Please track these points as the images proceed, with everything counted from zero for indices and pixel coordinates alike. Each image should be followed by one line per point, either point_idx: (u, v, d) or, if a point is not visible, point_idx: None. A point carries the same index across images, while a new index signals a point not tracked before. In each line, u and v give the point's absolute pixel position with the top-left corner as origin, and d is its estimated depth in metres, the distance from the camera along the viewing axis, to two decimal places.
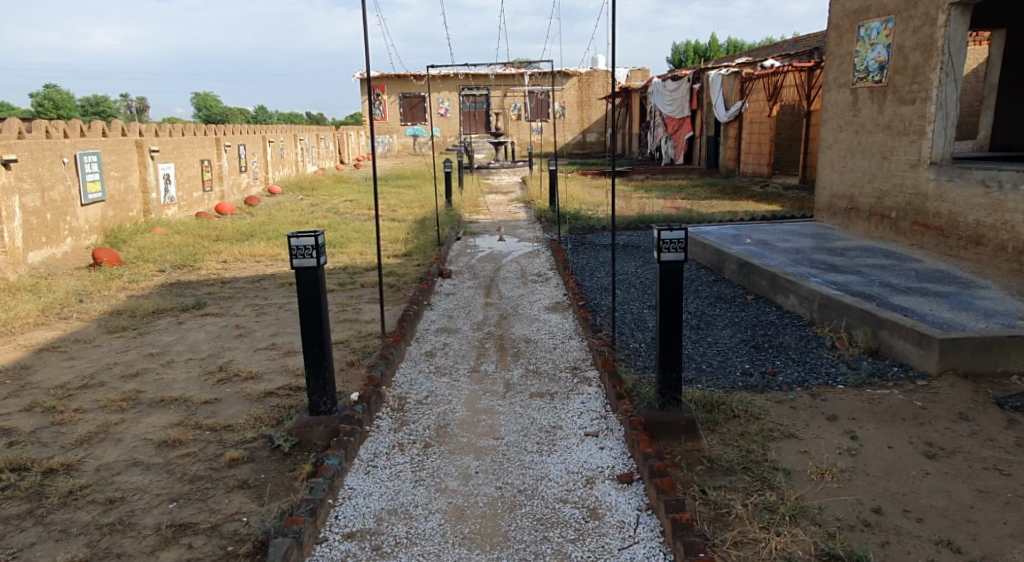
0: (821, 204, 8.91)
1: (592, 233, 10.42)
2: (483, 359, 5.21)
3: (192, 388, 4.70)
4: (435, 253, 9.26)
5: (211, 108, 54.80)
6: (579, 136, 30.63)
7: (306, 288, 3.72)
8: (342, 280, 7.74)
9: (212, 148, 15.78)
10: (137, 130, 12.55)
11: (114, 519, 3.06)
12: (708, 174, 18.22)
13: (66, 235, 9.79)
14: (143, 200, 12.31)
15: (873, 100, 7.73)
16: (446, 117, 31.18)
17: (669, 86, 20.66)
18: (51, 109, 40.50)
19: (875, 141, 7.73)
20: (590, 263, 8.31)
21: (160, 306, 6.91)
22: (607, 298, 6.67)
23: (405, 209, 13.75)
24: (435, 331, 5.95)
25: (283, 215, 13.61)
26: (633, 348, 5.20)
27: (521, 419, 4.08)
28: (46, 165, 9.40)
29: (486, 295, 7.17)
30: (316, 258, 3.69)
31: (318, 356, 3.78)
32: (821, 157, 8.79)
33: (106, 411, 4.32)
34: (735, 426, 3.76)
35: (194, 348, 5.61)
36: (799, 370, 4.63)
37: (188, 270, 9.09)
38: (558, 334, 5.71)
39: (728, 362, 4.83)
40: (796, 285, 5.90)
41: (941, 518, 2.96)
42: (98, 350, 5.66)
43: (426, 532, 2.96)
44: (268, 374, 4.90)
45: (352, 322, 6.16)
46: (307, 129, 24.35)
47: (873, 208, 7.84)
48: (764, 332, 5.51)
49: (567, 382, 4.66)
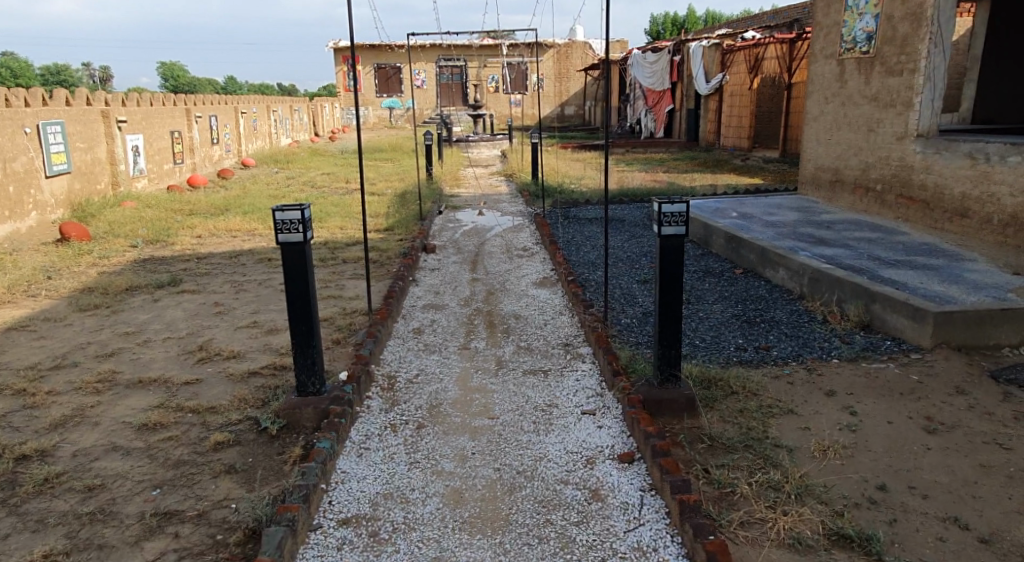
0: (806, 177, 8.86)
1: (576, 207, 10.29)
2: (473, 336, 5.09)
3: (171, 368, 4.54)
4: (416, 228, 9.09)
5: (180, 79, 53.48)
6: (557, 109, 30.39)
7: (293, 264, 3.56)
8: (323, 255, 7.56)
9: (182, 119, 15.36)
10: (103, 99, 12.14)
11: (94, 508, 2.92)
12: (688, 148, 18.15)
13: (31, 209, 9.47)
14: (111, 173, 11.94)
15: (860, 71, 7.65)
16: (422, 89, 30.72)
17: (649, 58, 20.48)
18: (12, 80, 39.22)
19: (862, 113, 7.66)
20: (576, 237, 8.21)
21: (133, 283, 6.69)
22: (595, 273, 6.58)
23: (384, 182, 13.51)
24: (422, 307, 5.82)
25: (257, 189, 13.30)
26: (625, 323, 5.12)
27: (515, 398, 3.98)
28: (7, 135, 9.03)
29: (472, 271, 7.04)
30: (303, 232, 3.52)
31: (306, 335, 3.63)
32: (807, 130, 8.72)
33: (81, 393, 4.16)
34: (735, 401, 3.68)
35: (172, 326, 5.44)
36: (793, 345, 4.57)
37: (160, 245, 8.83)
38: (548, 309, 5.61)
39: (721, 337, 4.77)
40: (786, 259, 5.83)
41: (946, 494, 2.91)
42: (70, 329, 5.46)
43: (424, 517, 2.86)
44: (251, 353, 4.75)
45: (335, 299, 6.00)
46: (280, 100, 23.85)
47: (858, 180, 7.80)
48: (755, 306, 5.45)
49: (560, 359, 4.58)
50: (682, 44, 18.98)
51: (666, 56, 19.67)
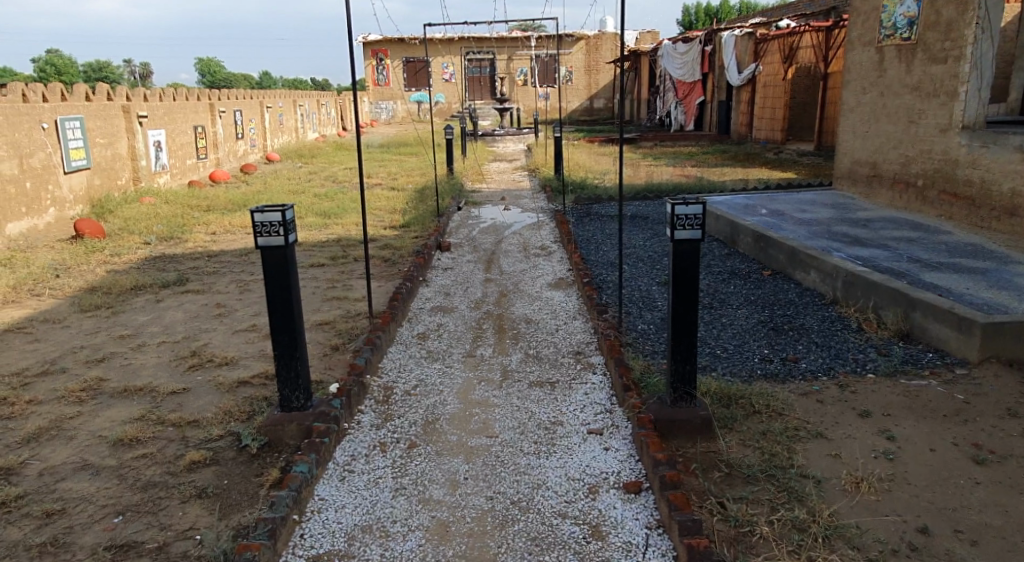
0: (841, 171, 8.40)
1: (600, 203, 9.94)
2: (480, 342, 4.80)
3: (160, 376, 4.31)
4: (433, 224, 8.81)
5: (215, 74, 54.02)
6: (586, 102, 29.94)
7: (274, 269, 3.30)
8: (334, 254, 7.32)
9: (206, 114, 15.28)
10: (124, 94, 12.06)
11: (47, 538, 2.74)
12: (719, 141, 17.64)
13: (48, 205, 9.39)
14: (132, 168, 11.87)
15: (901, 59, 7.18)
16: (450, 82, 30.47)
17: (680, 49, 19.97)
18: (53, 76, 39.91)
19: (903, 104, 7.20)
20: (596, 235, 7.87)
21: (138, 282, 6.51)
22: (614, 273, 6.25)
23: (405, 177, 13.29)
24: (430, 310, 5.54)
25: (279, 184, 13.15)
26: (642, 329, 4.79)
27: (518, 414, 3.68)
28: (23, 131, 8.93)
29: (486, 270, 6.74)
30: (284, 235, 3.26)
31: (289, 346, 3.37)
32: (843, 122, 8.25)
33: (63, 403, 3.95)
34: (757, 423, 3.32)
35: (169, 329, 5.23)
36: (824, 356, 4.19)
37: (174, 242, 8.67)
38: (561, 313, 5.29)
39: (745, 347, 4.41)
40: (818, 260, 5.44)
41: (998, 541, 2.54)
42: (66, 332, 5.27)
43: (403, 556, 2.58)
44: (245, 359, 4.51)
45: (341, 301, 5.75)
46: (308, 95, 23.78)
47: (897, 175, 7.34)
48: (783, 312, 5.08)
49: (570, 369, 4.26)
50: (713, 34, 18.43)
51: (697, 46, 19.14)
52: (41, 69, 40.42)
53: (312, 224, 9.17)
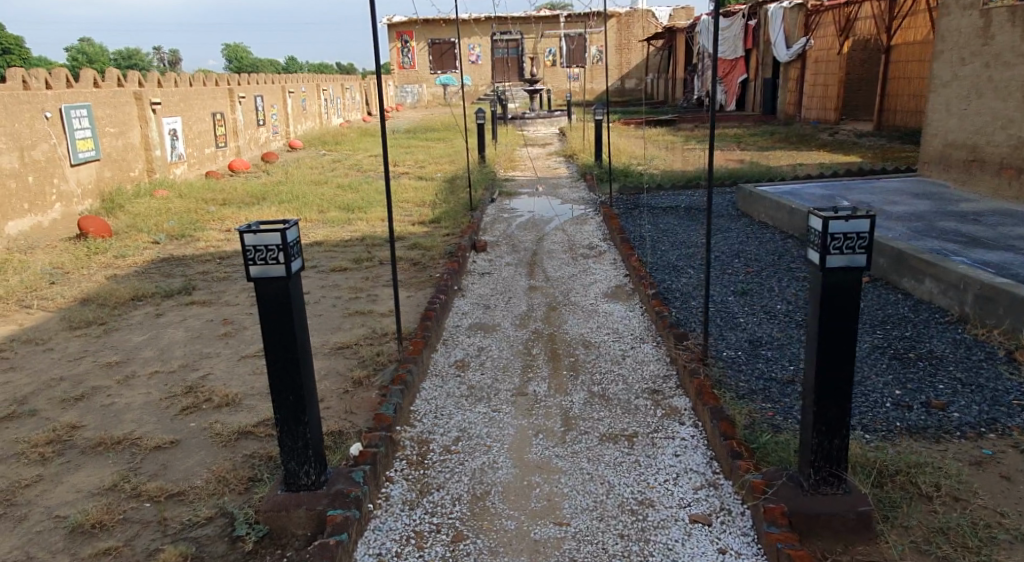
0: (929, 155, 7.35)
1: (649, 194, 9.00)
2: (531, 375, 3.94)
3: (146, 422, 3.50)
4: (466, 220, 7.94)
5: (243, 60, 53.54)
6: (617, 83, 28.81)
7: (274, 308, 2.47)
8: (358, 257, 6.50)
9: (225, 100, 14.52)
10: (137, 80, 11.32)
11: None
12: (765, 122, 16.50)
13: (54, 201, 8.70)
14: (146, 158, 11.15)
15: (1015, 23, 6.15)
16: (477, 64, 29.47)
17: (721, 24, 18.81)
18: (85, 65, 39.74)
19: (1015, 77, 6.17)
20: (652, 232, 6.95)
21: (139, 292, 5.74)
22: (680, 281, 5.36)
23: (434, 166, 12.46)
24: (468, 329, 4.68)
25: (300, 174, 12.36)
26: (729, 358, 3.91)
27: (592, 488, 2.84)
28: (23, 121, 8.19)
29: (530, 276, 5.88)
30: (285, 263, 2.43)
31: (296, 408, 2.56)
32: (934, 98, 7.20)
33: (21, 464, 3.17)
34: (928, 514, 2.46)
35: (166, 353, 4.44)
36: (977, 400, 3.28)
37: (185, 242, 7.92)
38: (626, 335, 4.42)
39: (869, 385, 3.47)
40: (936, 267, 4.48)
41: None
42: (48, 357, 4.50)
43: None
44: (250, 399, 3.69)
45: (364, 318, 4.93)
46: (331, 80, 22.98)
47: (1006, 160, 6.32)
48: (900, 333, 4.13)
49: (647, 416, 3.41)
50: (758, 7, 17.27)
51: (740, 21, 17.98)
52: (73, 58, 40.45)
53: (334, 220, 8.37)
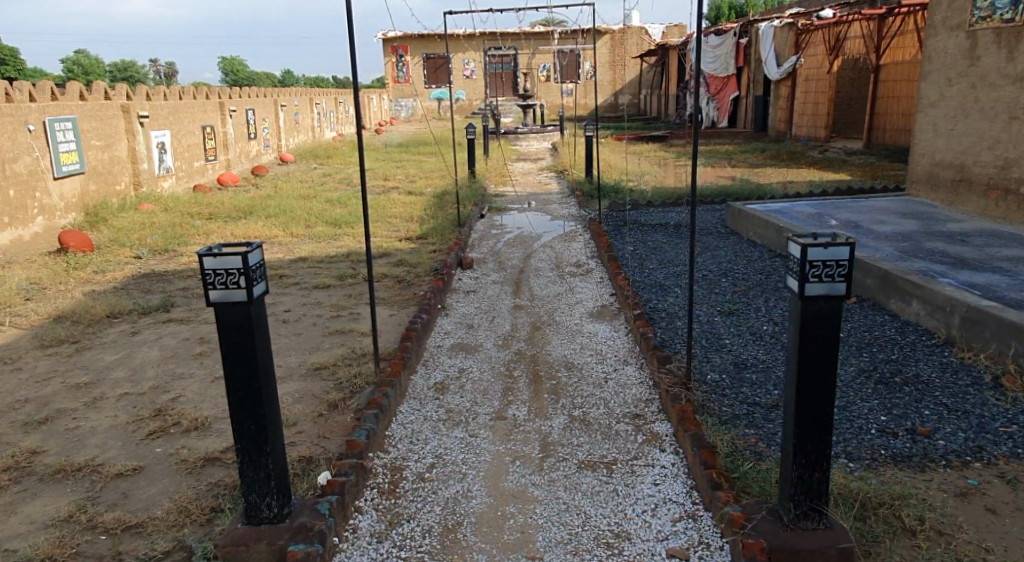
0: (917, 174, 7.30)
1: (638, 210, 8.95)
2: (511, 398, 3.84)
3: (110, 447, 3.39)
4: (454, 236, 7.86)
5: (238, 72, 53.36)
6: (611, 98, 28.90)
7: (235, 334, 2.38)
8: (342, 274, 6.41)
9: (216, 113, 14.46)
10: (124, 92, 11.22)
11: None
12: (756, 138, 16.52)
13: (36, 214, 8.58)
14: (133, 172, 11.06)
15: (1001, 44, 6.13)
16: (471, 79, 29.56)
17: (714, 41, 18.87)
18: (82, 76, 39.76)
19: (1002, 98, 6.14)
20: (640, 249, 6.89)
21: (116, 308, 5.63)
22: (667, 300, 5.28)
23: (424, 180, 12.41)
24: (449, 349, 4.59)
25: (289, 187, 12.30)
26: (714, 382, 3.82)
27: (567, 519, 2.75)
28: (5, 133, 8.08)
29: (515, 295, 5.79)
30: (246, 288, 2.34)
31: (257, 438, 2.46)
32: (921, 118, 7.17)
33: None
34: (912, 549, 2.38)
35: (138, 373, 4.33)
36: (963, 427, 3.20)
37: (168, 256, 7.82)
38: (609, 357, 4.33)
39: (854, 411, 3.38)
40: (923, 288, 4.41)
41: None
42: (15, 377, 4.38)
43: None
44: (221, 423, 3.59)
45: (344, 337, 4.83)
46: (325, 93, 22.98)
47: (993, 180, 6.28)
48: (886, 356, 4.04)
49: (628, 442, 3.32)
50: (750, 25, 17.33)
51: (732, 38, 18.02)
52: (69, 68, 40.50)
53: (321, 235, 8.29)
